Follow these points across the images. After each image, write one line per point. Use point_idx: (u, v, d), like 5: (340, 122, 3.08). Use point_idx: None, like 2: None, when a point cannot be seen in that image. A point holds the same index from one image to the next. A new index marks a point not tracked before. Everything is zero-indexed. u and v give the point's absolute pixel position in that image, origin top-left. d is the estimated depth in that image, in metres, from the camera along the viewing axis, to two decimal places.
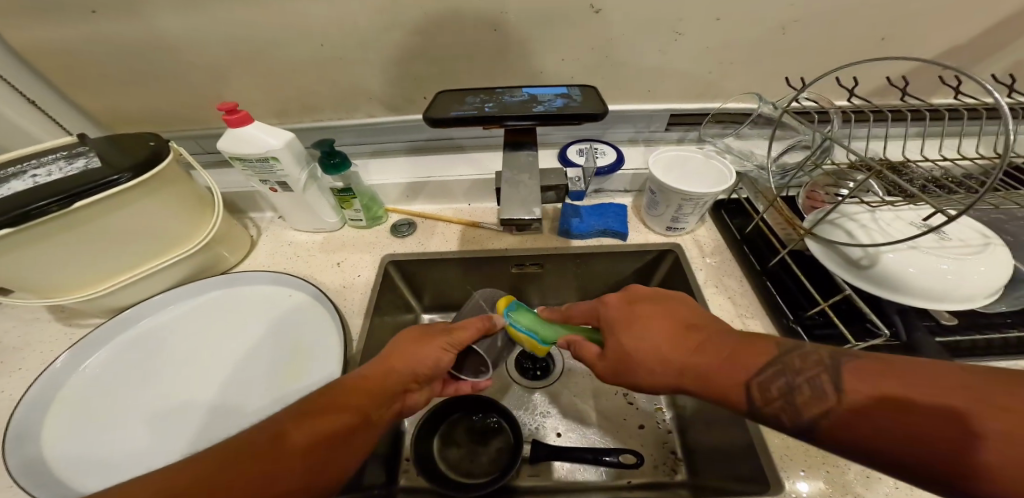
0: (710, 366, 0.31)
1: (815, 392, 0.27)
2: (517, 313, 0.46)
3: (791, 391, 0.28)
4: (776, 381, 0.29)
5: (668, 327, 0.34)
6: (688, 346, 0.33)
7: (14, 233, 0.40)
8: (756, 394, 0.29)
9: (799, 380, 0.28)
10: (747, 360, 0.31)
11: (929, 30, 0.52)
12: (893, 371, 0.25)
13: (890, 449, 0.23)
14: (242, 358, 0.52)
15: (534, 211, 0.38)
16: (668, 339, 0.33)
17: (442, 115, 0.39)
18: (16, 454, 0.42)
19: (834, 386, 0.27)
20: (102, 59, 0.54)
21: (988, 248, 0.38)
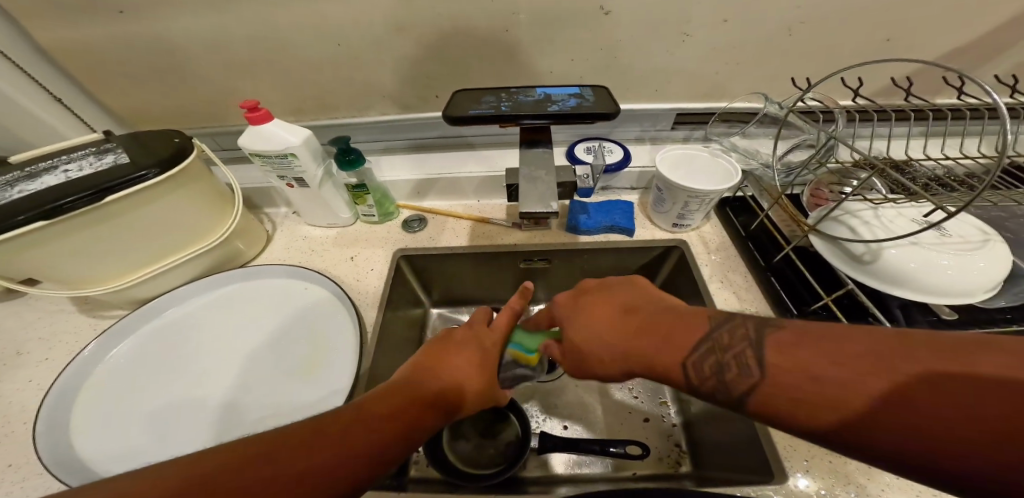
0: (653, 351, 0.32)
1: (740, 373, 0.28)
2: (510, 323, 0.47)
3: (722, 370, 0.29)
4: (707, 360, 0.30)
5: (611, 321, 0.35)
6: (631, 329, 0.34)
7: (49, 226, 0.42)
8: (694, 371, 0.30)
9: (729, 360, 0.29)
10: (686, 334, 0.31)
11: (934, 32, 0.53)
12: (848, 348, 0.24)
13: (874, 438, 0.22)
14: (261, 351, 0.53)
15: (551, 205, 0.40)
16: (610, 327, 0.35)
17: (461, 113, 0.40)
18: (47, 437, 0.44)
19: (762, 361, 0.27)
20: (127, 58, 0.56)
21: (987, 244, 0.39)
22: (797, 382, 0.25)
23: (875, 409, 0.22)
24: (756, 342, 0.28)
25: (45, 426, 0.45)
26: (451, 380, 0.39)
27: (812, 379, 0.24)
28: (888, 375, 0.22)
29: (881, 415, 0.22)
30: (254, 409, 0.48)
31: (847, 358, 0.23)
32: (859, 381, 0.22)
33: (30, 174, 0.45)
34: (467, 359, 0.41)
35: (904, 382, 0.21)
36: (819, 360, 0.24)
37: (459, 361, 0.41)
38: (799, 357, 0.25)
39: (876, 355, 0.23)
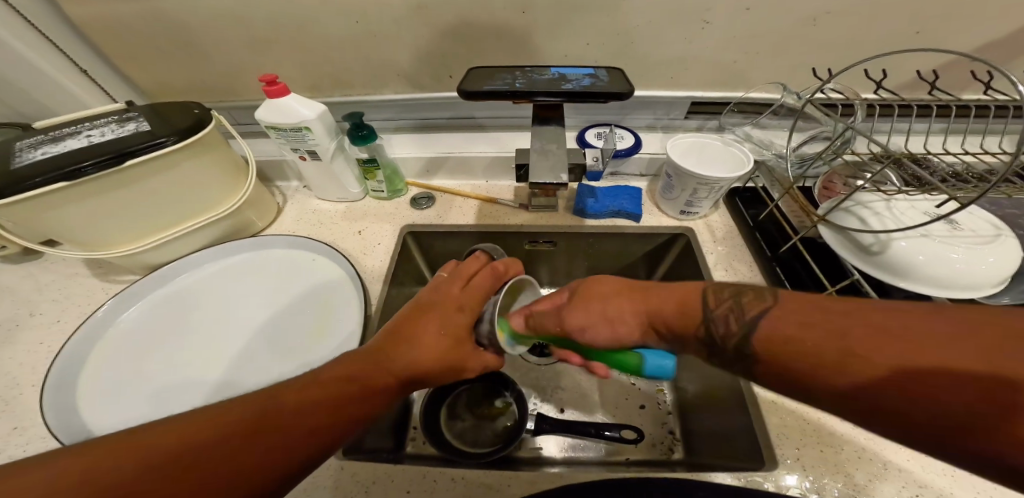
0: (666, 321, 0.35)
1: (726, 328, 0.31)
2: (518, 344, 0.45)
3: (743, 326, 0.31)
4: (727, 322, 0.32)
5: (631, 298, 0.37)
6: (648, 304, 0.36)
7: (71, 187, 0.43)
8: (719, 329, 0.32)
9: (737, 316, 0.31)
10: (691, 303, 0.34)
11: (965, 25, 0.51)
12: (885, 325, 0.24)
13: (901, 417, 0.22)
14: (268, 326, 0.54)
15: (561, 178, 0.41)
16: (631, 306, 0.37)
17: (476, 88, 0.40)
18: (53, 402, 0.45)
19: (775, 327, 0.29)
20: (142, 29, 0.56)
21: (999, 238, 0.38)
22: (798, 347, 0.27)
23: (909, 386, 0.22)
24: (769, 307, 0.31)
25: (52, 391, 0.46)
26: (423, 339, 0.38)
27: (888, 377, 0.23)
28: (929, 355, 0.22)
29: (880, 379, 0.23)
30: (257, 390, 0.48)
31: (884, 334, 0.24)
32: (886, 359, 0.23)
33: (54, 138, 0.46)
34: (432, 322, 0.40)
35: (920, 365, 0.22)
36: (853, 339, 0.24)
37: (431, 322, 0.40)
38: (799, 321, 0.28)
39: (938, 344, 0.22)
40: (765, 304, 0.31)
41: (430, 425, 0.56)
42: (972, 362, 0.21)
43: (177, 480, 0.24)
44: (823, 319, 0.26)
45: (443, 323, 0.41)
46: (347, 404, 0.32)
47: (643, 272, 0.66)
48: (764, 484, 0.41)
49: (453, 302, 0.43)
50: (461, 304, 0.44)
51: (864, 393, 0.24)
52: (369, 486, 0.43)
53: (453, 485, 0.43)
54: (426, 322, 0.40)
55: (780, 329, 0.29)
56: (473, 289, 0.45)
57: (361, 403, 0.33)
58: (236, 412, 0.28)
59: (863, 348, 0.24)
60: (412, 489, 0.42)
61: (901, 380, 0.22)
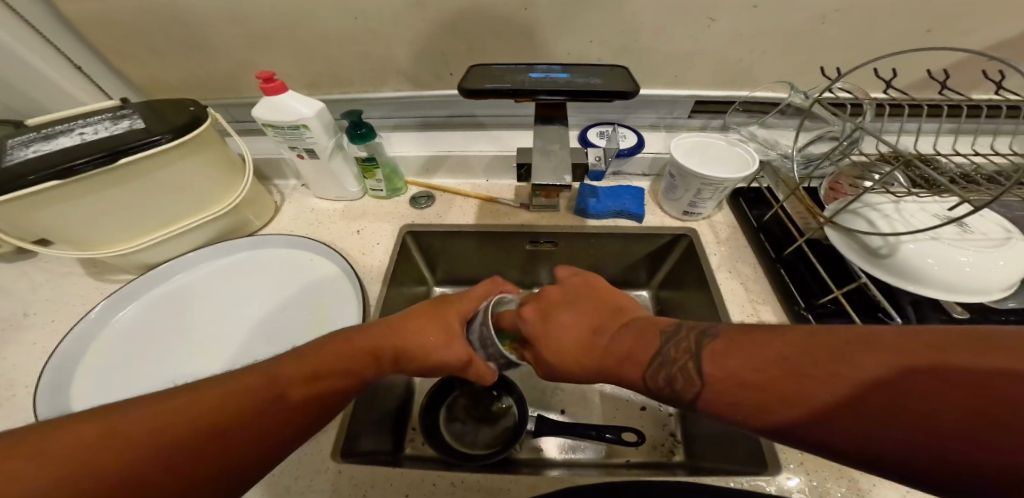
0: (619, 347, 0.32)
1: (686, 381, 0.27)
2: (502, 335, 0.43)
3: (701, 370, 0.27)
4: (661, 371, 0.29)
5: (580, 318, 0.35)
6: (585, 334, 0.34)
7: (62, 185, 0.42)
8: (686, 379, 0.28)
9: (676, 371, 0.28)
10: (645, 343, 0.31)
11: (977, 23, 0.50)
12: (827, 347, 0.22)
13: (864, 439, 0.21)
14: (265, 326, 0.53)
15: (564, 178, 0.40)
16: (576, 328, 0.34)
17: (478, 86, 0.39)
18: (47, 403, 0.45)
19: (706, 370, 0.27)
20: (137, 25, 0.55)
21: (1010, 242, 0.38)
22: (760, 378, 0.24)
23: (864, 407, 0.20)
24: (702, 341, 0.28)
25: (46, 392, 0.45)
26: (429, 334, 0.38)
27: (841, 404, 0.21)
28: (874, 367, 0.21)
29: (857, 407, 0.21)
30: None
31: (851, 361, 0.21)
32: (857, 393, 0.21)
33: (46, 136, 0.45)
34: (441, 314, 0.40)
35: (880, 388, 0.20)
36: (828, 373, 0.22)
37: (441, 318, 0.40)
38: (749, 349, 0.26)
39: (877, 355, 0.21)
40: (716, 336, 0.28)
41: (429, 427, 0.55)
42: (924, 377, 0.19)
43: (167, 462, 0.25)
44: (758, 352, 0.25)
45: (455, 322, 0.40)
46: (315, 402, 0.31)
47: (645, 273, 0.65)
48: (766, 489, 0.41)
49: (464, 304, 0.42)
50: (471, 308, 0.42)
51: (839, 421, 0.21)
52: (367, 489, 0.42)
53: (453, 488, 0.42)
54: (433, 314, 0.40)
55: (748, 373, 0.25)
56: (488, 288, 0.45)
57: (347, 392, 0.33)
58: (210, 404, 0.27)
59: (813, 378, 0.22)
60: (411, 492, 0.42)
61: (873, 410, 0.20)
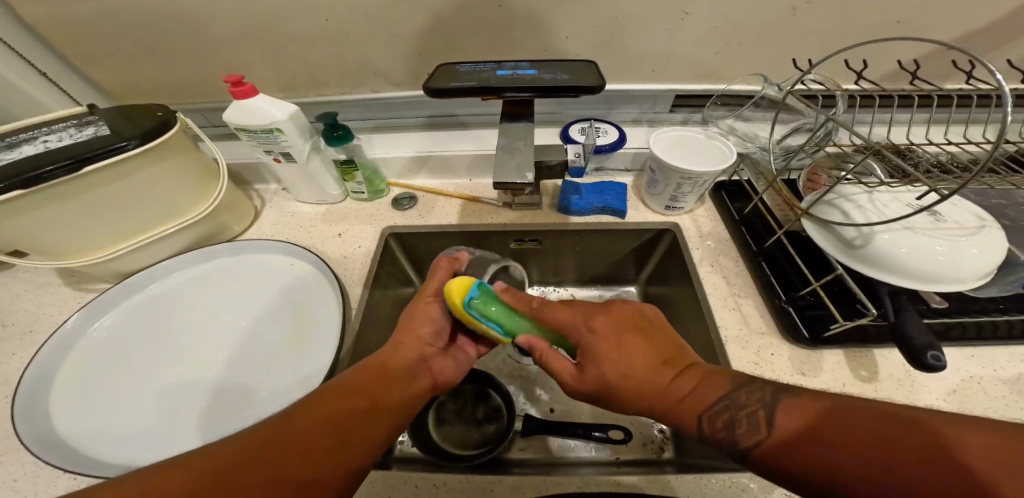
0: (681, 396, 0.32)
1: (750, 428, 0.29)
2: (479, 302, 0.41)
3: (731, 423, 0.30)
4: (721, 409, 0.31)
5: (647, 352, 0.34)
6: (657, 376, 0.33)
7: (26, 195, 0.41)
8: (706, 422, 0.31)
9: (740, 415, 0.29)
10: (706, 391, 0.32)
11: (947, 14, 0.50)
12: (855, 418, 0.25)
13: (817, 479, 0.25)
14: (247, 333, 0.53)
15: (527, 176, 0.39)
16: (646, 370, 0.33)
17: (444, 85, 0.39)
18: (24, 413, 0.44)
19: (767, 420, 0.28)
20: (106, 30, 0.54)
21: (983, 230, 0.38)
22: (759, 415, 0.29)
23: (842, 459, 0.24)
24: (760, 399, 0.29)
25: (25, 401, 0.45)
26: (425, 333, 0.44)
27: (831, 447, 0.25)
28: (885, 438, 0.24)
29: (829, 438, 0.25)
30: (237, 397, 0.47)
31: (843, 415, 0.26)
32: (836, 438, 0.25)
33: (8, 145, 0.44)
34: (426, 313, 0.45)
35: (871, 439, 0.24)
36: (817, 421, 0.27)
37: (425, 313, 0.45)
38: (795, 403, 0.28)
39: (893, 432, 0.24)
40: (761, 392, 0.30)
41: (418, 430, 0.55)
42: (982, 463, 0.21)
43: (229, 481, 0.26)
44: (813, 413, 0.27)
45: (442, 310, 0.45)
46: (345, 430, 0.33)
47: (630, 268, 0.65)
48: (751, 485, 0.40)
49: (435, 292, 0.46)
50: (439, 295, 0.46)
51: (837, 448, 0.25)
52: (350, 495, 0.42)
53: (436, 490, 0.42)
54: (409, 318, 0.44)
55: (771, 421, 0.28)
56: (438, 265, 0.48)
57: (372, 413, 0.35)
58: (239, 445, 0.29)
59: (827, 431, 0.26)
60: (394, 495, 0.42)
61: (845, 446, 0.24)
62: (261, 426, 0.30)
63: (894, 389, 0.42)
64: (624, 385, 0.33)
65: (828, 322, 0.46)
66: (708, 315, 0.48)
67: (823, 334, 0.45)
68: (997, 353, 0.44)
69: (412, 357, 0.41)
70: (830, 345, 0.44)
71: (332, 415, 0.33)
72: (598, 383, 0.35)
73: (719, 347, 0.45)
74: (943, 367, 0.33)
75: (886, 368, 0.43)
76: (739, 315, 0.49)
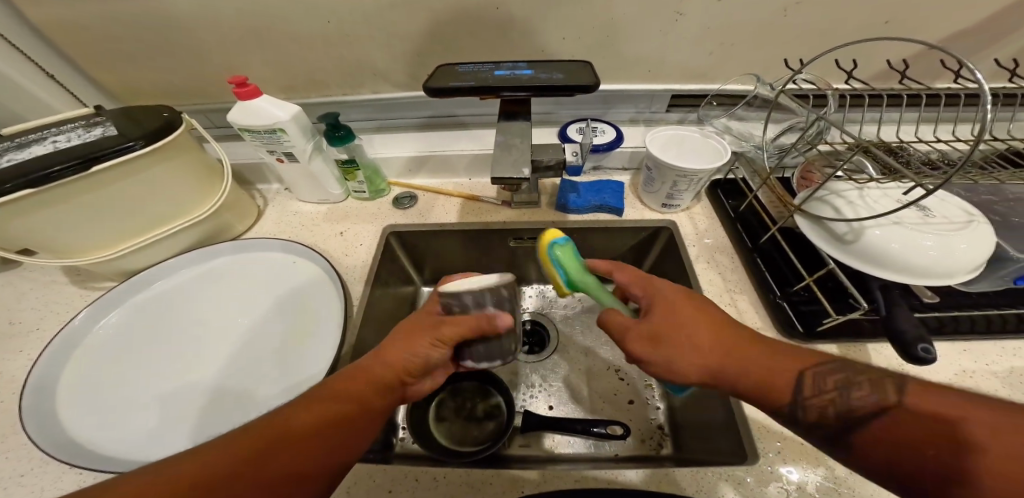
0: (762, 366, 0.33)
1: (851, 407, 0.30)
2: (561, 248, 0.43)
3: (835, 403, 0.30)
4: (823, 389, 0.31)
5: (720, 328, 0.35)
6: (728, 344, 0.34)
7: (35, 194, 0.42)
8: (805, 388, 0.32)
9: (837, 394, 0.30)
10: (791, 369, 0.33)
11: (935, 14, 0.51)
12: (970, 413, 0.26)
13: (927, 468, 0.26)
14: (250, 329, 0.54)
15: (524, 171, 0.40)
16: (717, 335, 0.34)
17: (443, 84, 0.40)
18: (31, 410, 0.45)
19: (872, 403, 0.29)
20: (112, 33, 0.55)
21: (971, 225, 0.39)
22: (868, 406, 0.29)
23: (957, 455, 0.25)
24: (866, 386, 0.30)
25: (31, 395, 0.46)
26: (410, 367, 0.39)
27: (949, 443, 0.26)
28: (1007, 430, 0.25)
29: (940, 429, 0.26)
30: (240, 394, 0.48)
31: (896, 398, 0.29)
32: (901, 419, 0.28)
33: (18, 145, 0.45)
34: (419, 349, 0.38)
35: (936, 426, 0.27)
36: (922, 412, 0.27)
37: (421, 355, 0.38)
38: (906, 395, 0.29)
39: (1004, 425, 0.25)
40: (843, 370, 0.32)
41: (418, 426, 0.56)
42: None
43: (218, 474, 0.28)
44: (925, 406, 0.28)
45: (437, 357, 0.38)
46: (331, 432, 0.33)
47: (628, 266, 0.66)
48: (746, 478, 0.41)
49: (441, 340, 0.38)
50: (444, 345, 0.38)
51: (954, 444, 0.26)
52: (351, 489, 0.42)
53: (436, 483, 0.42)
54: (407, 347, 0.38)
55: (870, 401, 0.29)
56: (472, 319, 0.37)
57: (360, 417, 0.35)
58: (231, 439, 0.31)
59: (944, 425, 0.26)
60: (395, 489, 0.42)
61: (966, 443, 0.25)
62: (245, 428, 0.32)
63: None
64: (692, 343, 0.34)
65: (822, 317, 0.46)
66: None
67: (817, 328, 0.45)
68: (990, 348, 0.44)
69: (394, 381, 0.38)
70: (824, 339, 0.45)
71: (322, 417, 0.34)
72: (654, 334, 0.35)
73: None
74: (932, 360, 0.34)
75: (879, 362, 0.44)
76: (735, 311, 0.49)
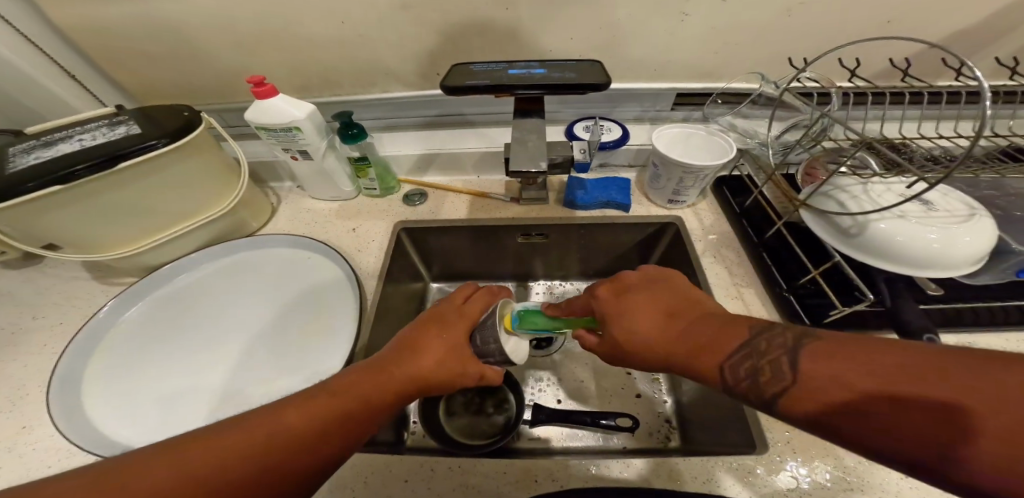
0: (695, 352, 0.32)
1: (775, 375, 0.27)
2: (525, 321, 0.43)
3: (759, 371, 0.28)
4: (745, 362, 0.29)
5: (655, 317, 0.35)
6: (665, 331, 0.34)
7: (62, 191, 0.44)
8: (727, 373, 0.30)
9: (763, 363, 0.28)
10: (724, 340, 0.31)
11: (937, 14, 0.52)
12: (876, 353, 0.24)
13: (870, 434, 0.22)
14: (268, 324, 0.55)
15: (541, 164, 0.42)
16: (651, 325, 0.35)
17: (458, 82, 0.41)
18: (59, 402, 0.46)
19: (793, 368, 0.27)
20: (132, 35, 0.57)
21: (973, 218, 0.40)
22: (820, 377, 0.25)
23: (879, 412, 0.22)
24: (787, 351, 0.28)
25: (58, 388, 0.47)
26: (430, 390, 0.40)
27: (870, 399, 0.23)
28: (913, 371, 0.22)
29: (866, 381, 0.23)
30: (259, 387, 0.49)
31: (837, 352, 0.25)
32: (834, 372, 0.25)
33: (45, 143, 0.46)
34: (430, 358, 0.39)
35: (874, 385, 0.23)
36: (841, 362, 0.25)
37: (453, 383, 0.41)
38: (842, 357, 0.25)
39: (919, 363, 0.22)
40: (793, 334, 0.29)
41: (429, 418, 0.57)
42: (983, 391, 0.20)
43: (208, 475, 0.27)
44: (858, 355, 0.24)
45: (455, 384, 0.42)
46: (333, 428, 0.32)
47: (635, 261, 0.67)
48: (755, 468, 0.42)
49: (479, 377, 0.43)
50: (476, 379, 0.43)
51: (879, 396, 0.22)
52: (368, 477, 0.44)
53: (451, 473, 0.44)
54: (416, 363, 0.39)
55: (795, 365, 0.27)
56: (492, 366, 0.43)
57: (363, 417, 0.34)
58: (227, 437, 0.29)
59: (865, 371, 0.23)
60: (411, 478, 0.43)
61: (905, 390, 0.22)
62: (246, 420, 0.31)
63: None
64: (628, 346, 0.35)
65: (828, 309, 0.47)
66: None
67: (823, 321, 0.46)
68: (994, 340, 0.45)
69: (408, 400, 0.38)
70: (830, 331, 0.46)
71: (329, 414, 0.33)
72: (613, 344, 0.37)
73: None
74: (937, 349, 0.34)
75: None
76: (742, 304, 0.50)
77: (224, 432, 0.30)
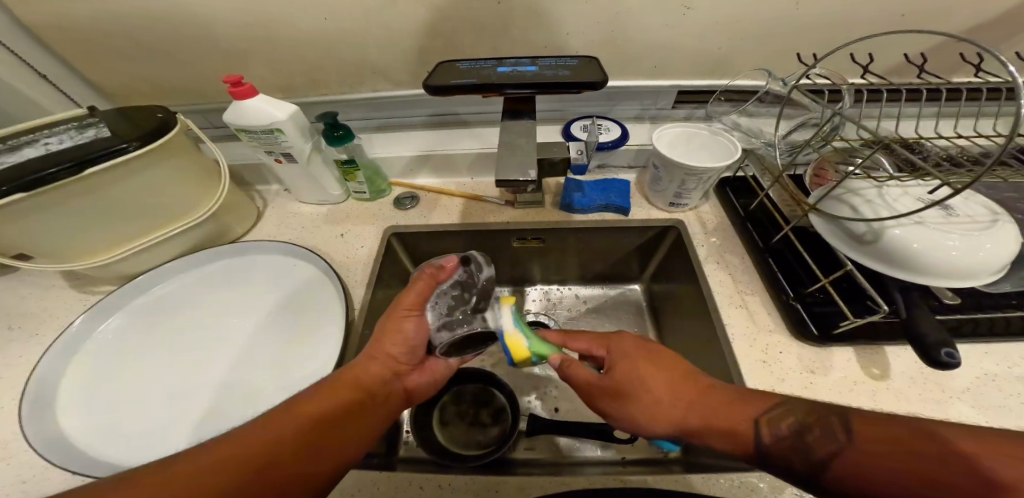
0: (719, 416, 0.33)
1: (823, 435, 0.29)
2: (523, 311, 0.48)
3: (797, 431, 0.30)
4: (783, 420, 0.31)
5: (661, 372, 0.37)
6: (679, 388, 0.36)
7: (25, 199, 0.41)
8: (763, 432, 0.31)
9: (807, 424, 0.30)
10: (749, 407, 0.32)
11: (955, 7, 0.50)
12: (927, 433, 0.25)
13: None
14: (252, 333, 0.53)
15: (530, 173, 0.39)
16: (670, 386, 0.36)
17: (444, 82, 0.39)
18: (32, 416, 0.44)
19: (844, 430, 0.28)
20: (106, 33, 0.54)
21: (996, 223, 0.37)
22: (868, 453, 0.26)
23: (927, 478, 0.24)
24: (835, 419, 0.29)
25: (32, 400, 0.45)
26: (397, 351, 0.42)
27: (917, 466, 0.24)
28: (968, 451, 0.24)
29: (921, 452, 0.25)
30: (242, 397, 0.47)
31: (889, 432, 0.27)
32: (890, 448, 0.26)
33: (9, 148, 0.44)
34: (389, 334, 0.42)
35: (931, 455, 0.24)
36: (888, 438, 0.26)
37: (399, 329, 0.42)
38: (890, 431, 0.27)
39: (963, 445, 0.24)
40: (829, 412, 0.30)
41: (421, 430, 0.54)
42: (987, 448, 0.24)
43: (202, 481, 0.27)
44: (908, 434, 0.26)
45: (417, 325, 0.43)
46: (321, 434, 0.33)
47: (634, 266, 0.64)
48: (761, 484, 0.40)
49: (411, 306, 0.43)
50: (417, 309, 0.43)
51: (934, 464, 0.24)
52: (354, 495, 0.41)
53: (441, 491, 0.41)
54: (388, 330, 0.42)
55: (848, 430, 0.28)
56: (421, 276, 0.45)
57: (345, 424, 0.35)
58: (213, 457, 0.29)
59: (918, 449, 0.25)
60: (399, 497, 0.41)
61: (946, 461, 0.24)
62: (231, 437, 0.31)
63: (907, 387, 0.41)
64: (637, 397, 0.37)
65: (838, 318, 0.45)
66: (714, 313, 0.47)
67: (833, 331, 0.44)
68: (1014, 351, 0.43)
69: (389, 373, 0.41)
70: (840, 341, 0.43)
71: (316, 422, 0.34)
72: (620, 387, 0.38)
73: (727, 349, 0.44)
74: (957, 364, 0.32)
75: (898, 365, 0.42)
76: (746, 313, 0.48)
77: (215, 447, 0.30)
